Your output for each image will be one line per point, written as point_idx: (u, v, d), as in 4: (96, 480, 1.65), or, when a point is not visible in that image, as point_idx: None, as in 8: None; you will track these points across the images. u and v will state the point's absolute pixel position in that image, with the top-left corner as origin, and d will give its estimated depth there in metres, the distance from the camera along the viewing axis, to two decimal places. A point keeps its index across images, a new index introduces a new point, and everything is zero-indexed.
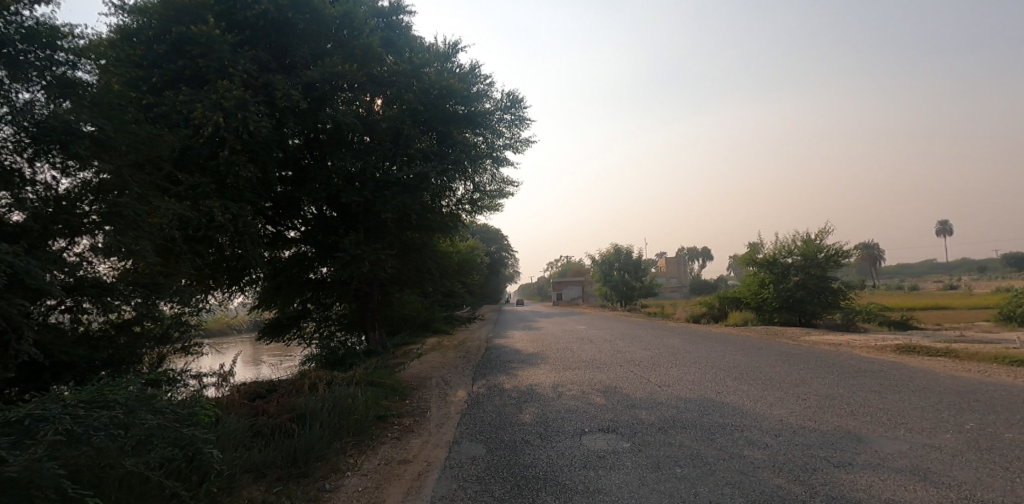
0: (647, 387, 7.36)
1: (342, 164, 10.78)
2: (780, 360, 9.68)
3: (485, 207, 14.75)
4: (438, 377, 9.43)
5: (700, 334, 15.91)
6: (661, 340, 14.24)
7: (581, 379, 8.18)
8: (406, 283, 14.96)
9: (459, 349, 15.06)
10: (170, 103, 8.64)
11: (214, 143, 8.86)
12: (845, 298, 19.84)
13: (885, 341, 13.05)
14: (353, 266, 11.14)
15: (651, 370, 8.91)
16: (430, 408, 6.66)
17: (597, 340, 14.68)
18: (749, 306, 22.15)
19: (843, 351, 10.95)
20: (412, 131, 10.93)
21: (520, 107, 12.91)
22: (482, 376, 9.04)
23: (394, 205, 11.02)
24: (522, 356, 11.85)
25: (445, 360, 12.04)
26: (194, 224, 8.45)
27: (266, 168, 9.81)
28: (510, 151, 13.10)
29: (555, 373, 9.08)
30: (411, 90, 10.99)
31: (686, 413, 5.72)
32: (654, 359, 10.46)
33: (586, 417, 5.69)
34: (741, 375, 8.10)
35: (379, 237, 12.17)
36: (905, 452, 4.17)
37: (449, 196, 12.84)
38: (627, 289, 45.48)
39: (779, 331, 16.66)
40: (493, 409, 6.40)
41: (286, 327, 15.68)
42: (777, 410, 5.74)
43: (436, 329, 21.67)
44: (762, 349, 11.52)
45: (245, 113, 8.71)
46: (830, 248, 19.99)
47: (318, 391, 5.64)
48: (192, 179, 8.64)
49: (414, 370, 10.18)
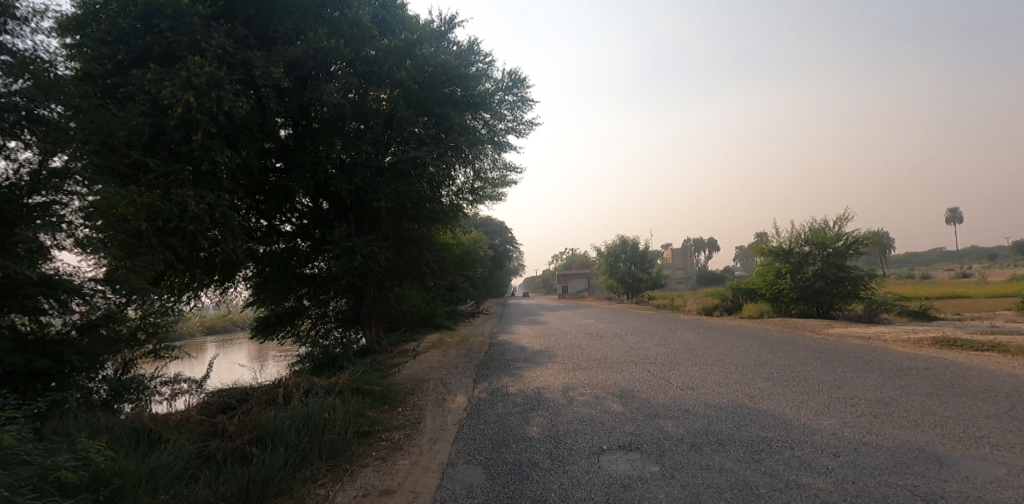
0: (669, 390, 6.56)
1: (331, 150, 9.97)
2: (810, 356, 8.84)
3: (487, 197, 13.92)
4: (436, 379, 8.66)
5: (716, 327, 15.11)
6: (676, 334, 13.41)
7: (594, 381, 7.39)
8: (403, 275, 14.23)
9: (462, 346, 14.31)
10: (137, 83, 7.85)
11: (187, 126, 8.06)
12: (865, 288, 18.94)
13: (916, 333, 12.18)
14: (344, 259, 10.35)
15: (670, 370, 8.09)
16: (424, 418, 5.89)
17: (607, 336, 13.85)
18: (764, 297, 21.25)
19: (876, 346, 10.09)
20: (406, 113, 10.09)
21: (523, 87, 12.03)
22: (485, 377, 8.27)
23: (388, 194, 10.22)
24: (528, 354, 11.08)
25: (445, 359, 11.30)
26: (165, 216, 7.70)
27: (247, 155, 9.02)
28: (513, 136, 12.24)
29: (564, 373, 8.29)
30: (404, 68, 10.11)
31: (721, 426, 4.90)
32: (671, 356, 9.66)
33: (603, 430, 4.90)
34: (771, 374, 7.28)
35: (372, 228, 11.40)
36: (1005, 481, 3.37)
37: (448, 184, 12.02)
38: (634, 281, 44.61)
39: (799, 323, 15.77)
40: (496, 419, 5.60)
41: (279, 325, 15.01)
42: (827, 421, 4.91)
43: (439, 324, 20.96)
44: (787, 344, 10.67)
45: (219, 92, 7.90)
46: (850, 235, 19.03)
47: (292, 403, 4.87)
48: (162, 166, 7.88)
49: (411, 371, 9.42)
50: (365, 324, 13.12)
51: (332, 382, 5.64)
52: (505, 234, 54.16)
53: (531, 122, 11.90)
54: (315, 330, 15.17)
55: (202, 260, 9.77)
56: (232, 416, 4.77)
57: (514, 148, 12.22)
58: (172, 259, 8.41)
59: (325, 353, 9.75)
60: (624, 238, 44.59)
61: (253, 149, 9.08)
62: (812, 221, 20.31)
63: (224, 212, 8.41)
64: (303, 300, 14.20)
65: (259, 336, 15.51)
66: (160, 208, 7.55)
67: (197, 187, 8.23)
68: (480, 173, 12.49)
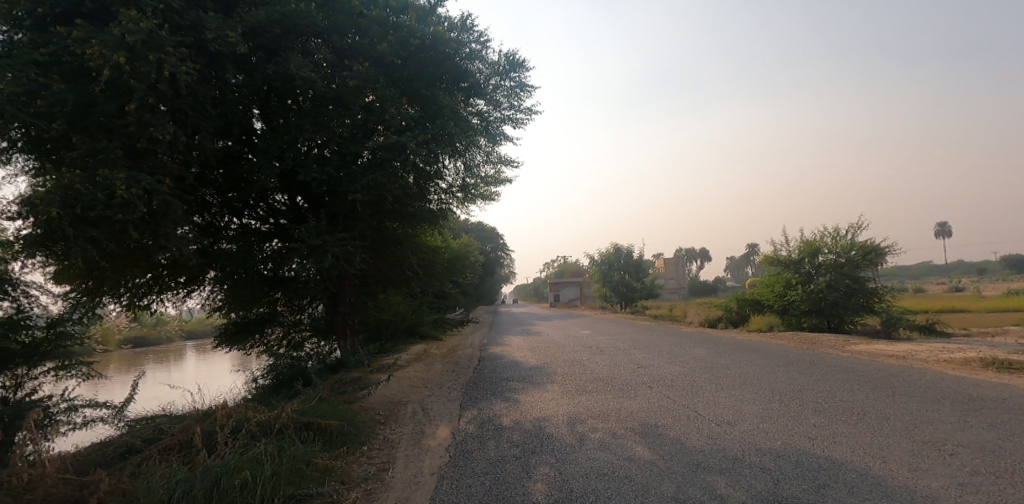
0: (702, 427, 5.27)
1: (300, 132, 8.61)
2: (854, 381, 7.60)
3: (478, 196, 12.63)
4: (415, 403, 7.34)
5: (725, 341, 13.93)
6: (686, 350, 12.18)
7: (606, 411, 6.09)
8: (384, 279, 12.92)
9: (450, 360, 12.96)
10: (61, 42, 6.54)
11: (122, 96, 6.73)
12: (882, 302, 17.85)
13: (954, 353, 10.97)
14: (313, 259, 8.95)
15: (693, 397, 6.83)
16: (395, 463, 4.56)
17: (610, 351, 12.55)
18: (772, 309, 20.13)
19: (919, 368, 8.89)
20: (387, 92, 8.78)
21: (522, 71, 10.77)
22: (475, 403, 6.93)
23: (365, 185, 8.87)
24: (525, 371, 9.72)
25: (429, 376, 9.95)
26: (87, 202, 6.25)
27: (199, 135, 7.70)
28: (510, 126, 10.97)
29: (567, 398, 7.01)
30: (387, 41, 8.82)
31: (792, 487, 3.63)
32: (688, 377, 8.40)
33: (632, 491, 3.60)
34: (821, 407, 6.03)
35: (348, 226, 10.05)
36: None
37: (436, 179, 10.73)
38: (629, 290, 43.54)
39: (815, 338, 14.63)
40: (487, 469, 4.27)
41: (248, 333, 13.57)
42: (934, 483, 3.64)
43: (425, 334, 19.59)
44: (816, 364, 9.46)
45: (160, 55, 6.59)
46: (863, 244, 18.01)
47: (200, 454, 3.54)
48: (89, 143, 6.49)
49: (387, 392, 8.06)
50: (339, 334, 11.69)
51: (272, 416, 4.30)
52: (496, 241, 52.92)
53: (529, 110, 10.64)
54: (286, 339, 13.72)
55: (143, 259, 8.26)
56: (114, 474, 3.42)
57: (511, 140, 10.95)
58: (96, 254, 6.95)
59: (286, 368, 8.37)
60: (619, 246, 43.67)
61: (208, 129, 7.77)
62: (823, 230, 19.26)
63: (165, 200, 7.02)
64: (275, 305, 12.81)
65: (224, 345, 14.02)
66: (81, 192, 6.19)
67: (132, 169, 6.82)
68: (471, 168, 11.20)
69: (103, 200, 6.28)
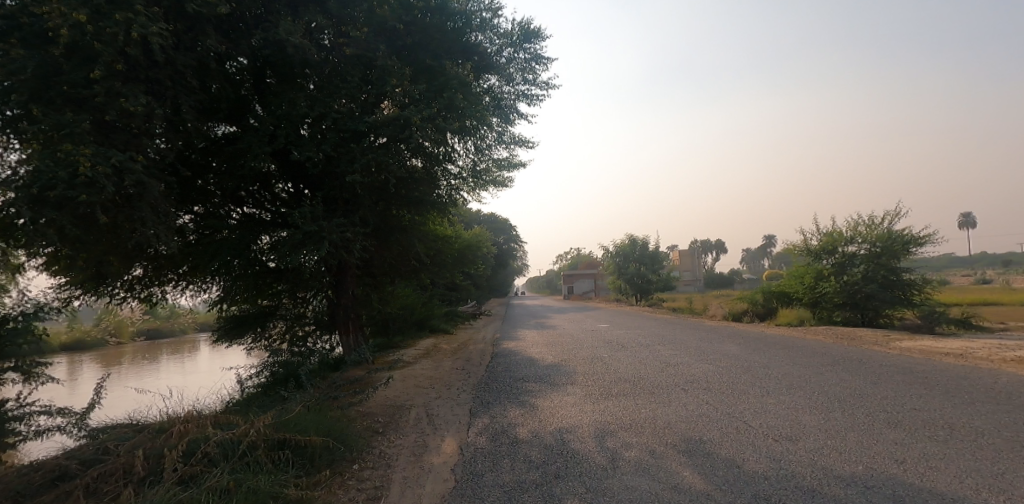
0: (758, 446, 4.39)
1: (292, 107, 7.79)
2: (920, 385, 6.62)
3: (490, 180, 11.77)
4: (418, 407, 6.54)
5: (755, 337, 12.96)
6: (715, 346, 11.25)
7: (639, 421, 5.23)
8: (389, 268, 12.17)
9: (459, 356, 12.19)
10: (18, 2, 5.79)
11: (88, 63, 5.98)
12: (922, 294, 16.63)
13: (1018, 350, 9.89)
14: (308, 246, 8.16)
15: (736, 403, 5.95)
16: (389, 490, 3.75)
17: (631, 347, 11.65)
18: (800, 301, 19.01)
19: (988, 368, 7.85)
20: (388, 61, 7.91)
21: (536, 41, 9.81)
22: (487, 409, 6.12)
23: (364, 164, 8.07)
24: (540, 370, 8.90)
25: (436, 375, 9.16)
26: (47, 181, 5.48)
27: (180, 110, 6.94)
28: (524, 102, 10.07)
29: (590, 403, 6.17)
30: (387, 4, 7.91)
31: None
32: (724, 379, 7.50)
33: None
34: (895, 418, 5.10)
35: (349, 211, 9.25)
36: None
37: (444, 162, 9.90)
38: (644, 283, 42.45)
39: (852, 334, 13.57)
40: (502, 499, 3.46)
41: (248, 327, 12.93)
42: None
43: (434, 328, 18.85)
44: (866, 363, 8.48)
45: (129, 14, 5.80)
46: (903, 233, 16.78)
47: (129, 492, 2.77)
48: (52, 116, 5.75)
49: (389, 394, 7.28)
50: (342, 329, 10.95)
51: (237, 435, 3.54)
52: (508, 232, 52.17)
53: (546, 85, 9.72)
54: (288, 332, 13.05)
55: (122, 248, 7.53)
56: None
57: (525, 118, 10.04)
58: (60, 238, 6.19)
59: (278, 368, 7.63)
60: (634, 237, 42.56)
61: (189, 103, 7.02)
62: (857, 218, 18.07)
63: (140, 180, 6.26)
64: (276, 298, 12.14)
65: (224, 339, 13.41)
66: (39, 170, 5.43)
67: (102, 145, 6.06)
68: (482, 149, 10.32)
69: (65, 179, 5.50)
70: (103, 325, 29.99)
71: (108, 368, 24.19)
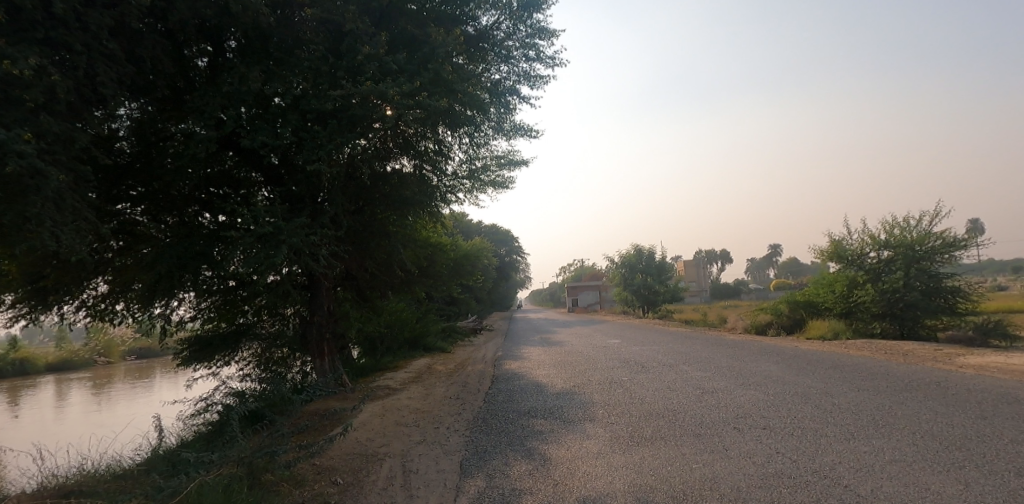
0: None
1: (241, 82, 6.38)
2: None
3: (489, 179, 10.35)
4: (392, 459, 4.99)
5: (792, 353, 11.44)
6: (751, 365, 9.72)
7: (695, 488, 3.70)
8: (373, 280, 10.70)
9: (454, 380, 10.61)
10: None
11: None
12: (968, 302, 15.02)
13: None
14: (261, 252, 6.64)
15: (818, 453, 4.41)
16: None
17: (654, 368, 10.09)
18: (832, 312, 17.44)
19: None
20: (360, 25, 6.55)
21: (539, 10, 8.37)
22: (482, 464, 4.58)
23: (331, 151, 6.63)
24: (549, 400, 7.38)
25: (424, 407, 7.59)
26: None
27: (97, 83, 5.54)
28: (526, 84, 8.68)
29: (619, 453, 4.63)
30: None
31: None
32: (782, 412, 5.96)
33: None
34: None
35: (317, 212, 7.79)
36: None
37: (434, 153, 8.49)
38: (652, 294, 40.84)
39: (900, 349, 12.00)
40: None
41: (213, 350, 11.35)
42: None
43: (430, 347, 17.28)
44: (951, 389, 6.89)
45: None
46: (942, 234, 15.27)
47: None
48: None
49: (359, 439, 5.73)
50: (315, 352, 9.41)
51: None
52: (511, 244, 50.66)
53: (551, 63, 8.32)
54: (257, 356, 11.44)
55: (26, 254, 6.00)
56: None
57: (528, 101, 8.64)
58: None
59: (222, 405, 6.11)
60: (640, 247, 41.08)
61: (110, 74, 5.62)
62: (889, 219, 16.61)
63: (34, 165, 4.75)
64: (245, 315, 10.61)
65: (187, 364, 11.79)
66: None
67: None
68: (478, 141, 8.89)
69: None
70: (92, 345, 28.57)
71: (90, 391, 22.71)
